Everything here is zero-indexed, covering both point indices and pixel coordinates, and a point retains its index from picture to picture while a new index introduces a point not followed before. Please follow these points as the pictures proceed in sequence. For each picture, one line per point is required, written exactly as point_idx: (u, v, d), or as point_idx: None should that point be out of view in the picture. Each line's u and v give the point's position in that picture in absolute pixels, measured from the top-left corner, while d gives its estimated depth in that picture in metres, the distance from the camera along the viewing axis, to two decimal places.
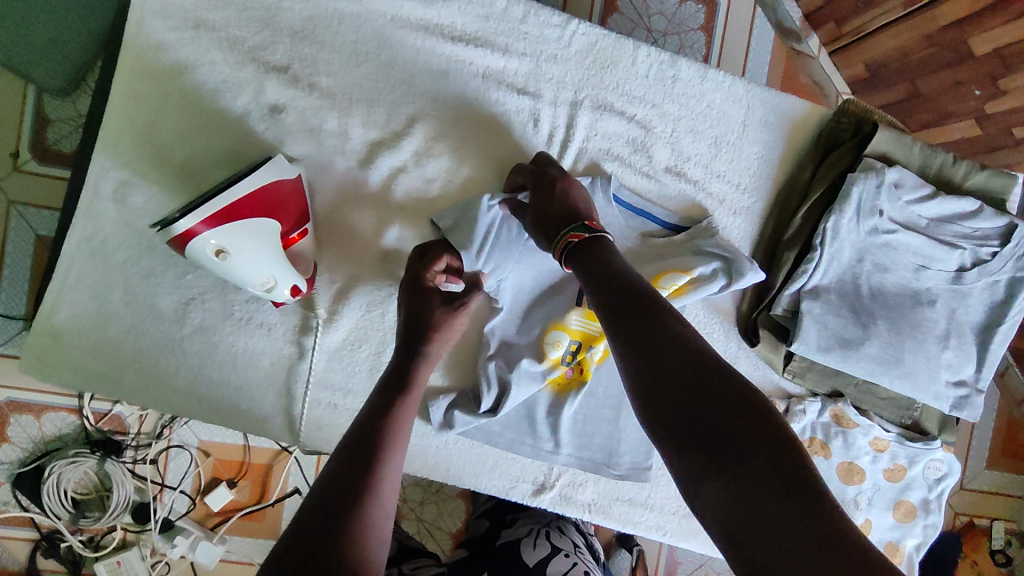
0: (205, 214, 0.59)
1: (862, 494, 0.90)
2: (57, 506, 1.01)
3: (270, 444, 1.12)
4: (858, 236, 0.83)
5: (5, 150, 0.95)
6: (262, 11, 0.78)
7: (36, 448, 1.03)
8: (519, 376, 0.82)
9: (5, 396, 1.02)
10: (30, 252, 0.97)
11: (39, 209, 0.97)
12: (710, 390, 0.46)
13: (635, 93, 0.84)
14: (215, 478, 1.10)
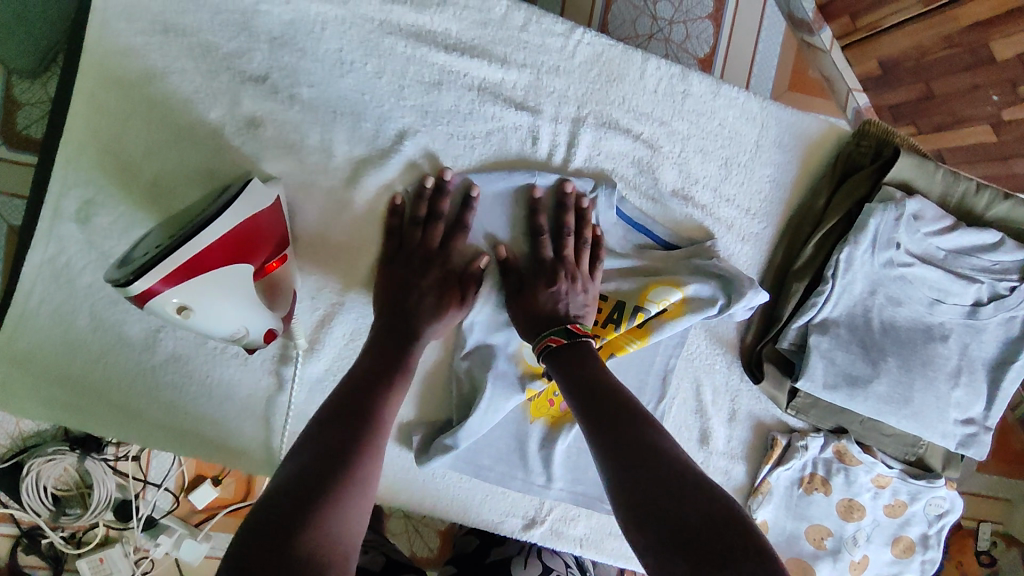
0: (163, 273, 0.54)
1: (862, 530, 0.86)
2: (36, 503, 0.96)
3: None
4: (872, 268, 0.78)
5: None
6: (237, 14, 0.71)
7: (14, 444, 0.97)
8: (502, 392, 0.77)
9: None
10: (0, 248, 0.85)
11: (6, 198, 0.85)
12: (692, 493, 0.50)
13: (642, 109, 0.78)
14: (199, 476, 1.07)
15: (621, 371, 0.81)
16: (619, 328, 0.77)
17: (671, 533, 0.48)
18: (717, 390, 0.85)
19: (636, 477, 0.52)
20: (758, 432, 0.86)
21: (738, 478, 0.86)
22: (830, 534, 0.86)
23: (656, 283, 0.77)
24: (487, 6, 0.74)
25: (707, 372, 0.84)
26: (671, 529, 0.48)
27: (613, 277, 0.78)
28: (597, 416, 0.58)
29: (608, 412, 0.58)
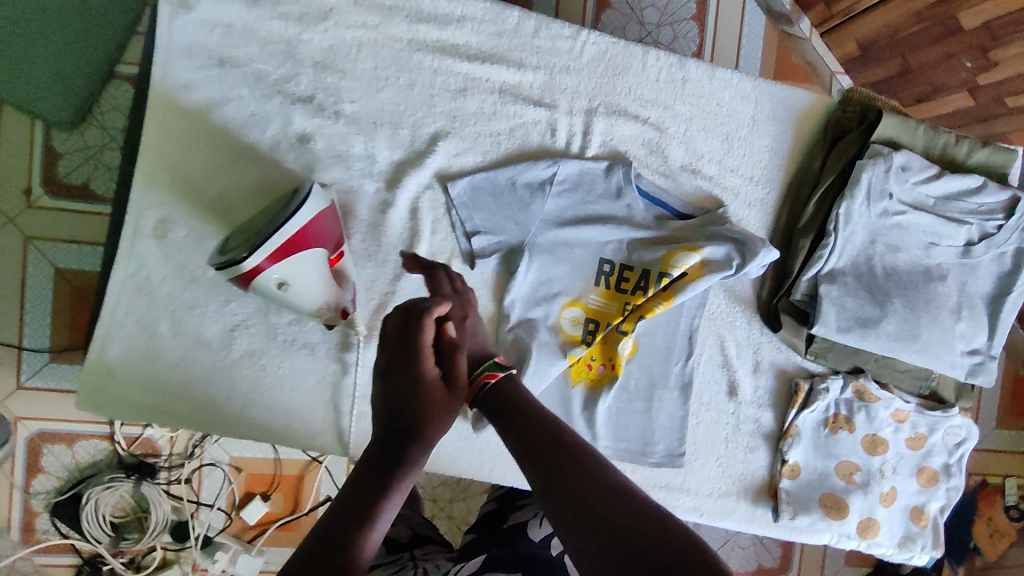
0: (266, 251, 0.64)
1: (887, 464, 0.93)
2: (96, 530, 1.05)
3: (300, 455, 1.16)
4: (869, 219, 0.86)
5: (20, 188, 1.03)
6: (283, 45, 0.80)
7: (71, 475, 1.08)
8: (546, 359, 0.85)
9: (36, 428, 1.07)
10: (50, 283, 1.05)
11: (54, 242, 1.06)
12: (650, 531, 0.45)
13: (647, 96, 0.87)
14: (248, 493, 1.14)
15: (650, 332, 0.90)
16: (647, 294, 0.87)
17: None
18: (739, 345, 0.92)
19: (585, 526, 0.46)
20: (782, 380, 0.94)
21: (767, 423, 0.93)
22: (858, 469, 0.93)
23: (676, 249, 0.86)
24: (501, 18, 0.84)
25: (729, 329, 0.92)
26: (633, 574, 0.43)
27: (639, 246, 0.87)
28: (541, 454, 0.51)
29: (552, 445, 0.52)
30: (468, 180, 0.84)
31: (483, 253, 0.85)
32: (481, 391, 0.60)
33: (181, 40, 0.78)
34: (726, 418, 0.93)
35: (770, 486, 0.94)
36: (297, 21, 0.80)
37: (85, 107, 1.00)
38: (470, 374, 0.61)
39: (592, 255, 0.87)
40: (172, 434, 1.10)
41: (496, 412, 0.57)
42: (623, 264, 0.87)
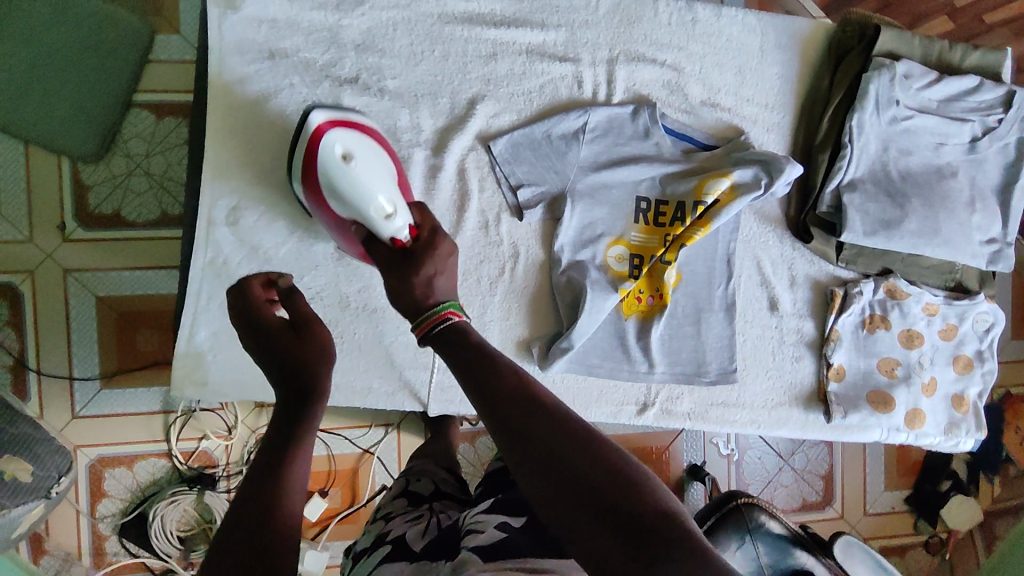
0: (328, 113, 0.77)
1: (925, 356, 1.00)
2: (166, 545, 1.14)
3: (352, 450, 1.27)
4: (880, 127, 0.94)
5: (55, 223, 1.12)
6: (325, 32, 0.87)
7: (135, 496, 1.17)
8: (599, 293, 0.90)
9: (96, 455, 1.15)
10: (92, 310, 1.13)
11: (88, 271, 1.13)
12: (619, 489, 0.47)
13: (662, 41, 0.94)
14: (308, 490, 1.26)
15: (691, 260, 0.95)
16: (685, 223, 0.93)
17: (600, 533, 0.46)
18: (774, 262, 0.99)
19: (556, 483, 0.49)
20: (817, 290, 1.00)
21: (809, 333, 1.00)
22: (899, 364, 0.99)
23: (707, 177, 0.92)
24: None
25: (763, 248, 0.99)
26: (601, 527, 0.47)
27: (671, 180, 0.93)
28: (498, 407, 0.52)
29: (507, 398, 0.52)
30: (507, 137, 0.90)
31: (530, 204, 0.91)
32: (430, 332, 0.58)
33: (233, 38, 0.84)
34: (771, 333, 0.99)
35: (819, 392, 0.99)
36: (336, 8, 0.86)
37: (108, 137, 1.10)
38: (423, 317, 0.58)
39: (629, 194, 0.93)
40: (226, 443, 1.18)
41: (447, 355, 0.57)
42: (658, 199, 0.94)
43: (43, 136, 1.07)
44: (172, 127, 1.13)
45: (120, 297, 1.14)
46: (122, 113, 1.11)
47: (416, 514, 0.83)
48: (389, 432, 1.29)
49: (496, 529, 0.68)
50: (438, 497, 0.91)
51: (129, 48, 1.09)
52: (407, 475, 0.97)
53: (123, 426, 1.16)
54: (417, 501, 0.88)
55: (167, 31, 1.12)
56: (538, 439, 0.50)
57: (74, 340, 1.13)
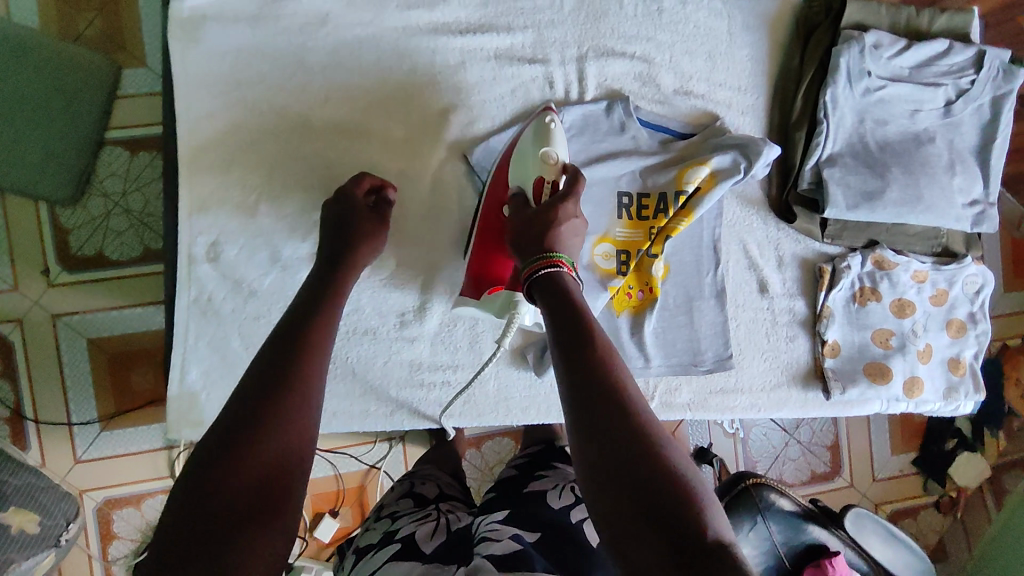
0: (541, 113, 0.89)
1: (918, 323, 1.00)
2: None
3: (357, 467, 1.27)
4: (854, 99, 0.94)
5: (38, 269, 1.11)
6: (291, 55, 0.85)
7: (145, 534, 1.17)
8: (588, 295, 0.92)
9: (103, 496, 1.15)
10: (85, 355, 1.13)
11: (79, 315, 1.13)
12: (672, 495, 0.50)
13: (629, 33, 0.94)
14: (318, 512, 1.26)
15: (678, 251, 0.96)
16: (668, 214, 0.93)
17: (642, 521, 0.50)
18: (760, 244, 0.99)
19: (612, 460, 0.53)
20: (806, 268, 1.00)
21: (801, 311, 1.00)
22: (893, 334, 1.00)
23: (686, 166, 0.92)
24: None
25: (747, 232, 0.99)
26: (644, 520, 0.50)
27: (651, 172, 0.93)
28: (577, 370, 0.58)
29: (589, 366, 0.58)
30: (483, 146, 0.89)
31: None
32: (536, 277, 0.69)
33: (197, 71, 0.83)
34: (763, 315, 0.99)
35: (816, 369, 1.00)
36: (299, 31, 0.85)
37: (81, 179, 1.09)
38: (536, 261, 0.70)
39: (610, 190, 0.93)
40: None
41: (547, 302, 0.66)
42: (640, 192, 0.94)
43: (17, 184, 1.06)
44: (148, 162, 1.12)
45: (110, 338, 1.14)
46: (95, 154, 1.09)
47: (424, 513, 0.85)
48: (393, 446, 1.29)
49: (510, 539, 0.69)
50: (443, 500, 0.93)
51: (94, 85, 1.07)
52: (411, 478, 0.99)
53: (125, 466, 1.15)
54: (423, 502, 0.90)
55: (132, 65, 1.11)
56: (607, 414, 0.55)
57: (70, 387, 1.13)
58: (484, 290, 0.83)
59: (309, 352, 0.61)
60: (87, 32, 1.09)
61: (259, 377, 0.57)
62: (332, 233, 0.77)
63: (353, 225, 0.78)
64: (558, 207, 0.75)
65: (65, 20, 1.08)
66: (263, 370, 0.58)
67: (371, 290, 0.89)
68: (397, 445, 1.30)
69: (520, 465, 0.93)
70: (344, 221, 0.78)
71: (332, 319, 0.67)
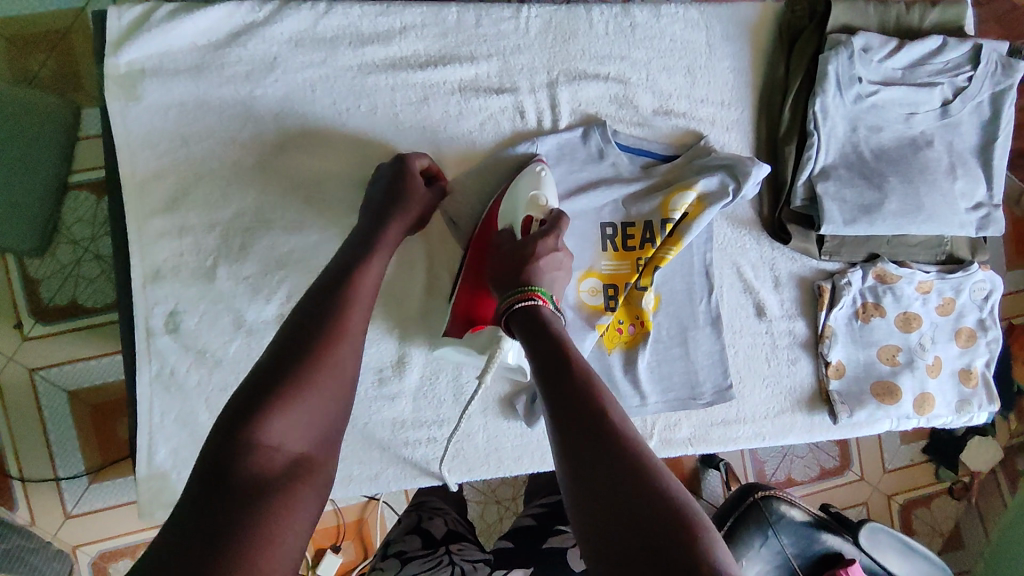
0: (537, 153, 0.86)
1: (925, 336, 0.95)
2: None
3: (355, 501, 1.22)
4: (846, 107, 0.88)
5: (11, 322, 1.06)
6: (238, 106, 0.80)
7: None
8: (576, 336, 0.86)
9: (94, 551, 1.10)
10: (67, 408, 1.08)
11: (58, 367, 1.08)
12: (671, 525, 0.45)
13: (602, 53, 0.88)
14: (319, 548, 1.22)
15: (668, 280, 0.90)
16: (656, 243, 0.87)
17: (635, 550, 0.44)
18: (755, 265, 0.94)
19: (604, 485, 0.47)
20: (804, 287, 0.95)
21: (802, 332, 0.95)
22: (899, 350, 0.95)
23: (672, 191, 0.86)
24: (442, 18, 0.83)
25: (741, 253, 0.94)
26: (637, 556, 0.44)
27: (634, 200, 0.88)
28: (562, 393, 0.54)
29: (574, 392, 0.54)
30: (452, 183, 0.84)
31: None
32: (512, 310, 0.65)
33: (138, 131, 0.77)
34: (762, 339, 0.94)
35: (821, 392, 0.95)
36: (247, 79, 0.79)
37: (46, 230, 1.03)
38: (512, 295, 0.66)
39: (593, 222, 0.88)
40: None
41: (523, 337, 0.62)
42: (624, 222, 0.88)
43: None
44: None
45: (90, 389, 1.09)
46: (60, 201, 1.05)
47: (433, 560, 0.78)
48: None
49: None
50: (453, 539, 0.85)
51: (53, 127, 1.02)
52: (420, 510, 0.92)
53: (115, 518, 1.11)
54: (431, 543, 0.83)
55: (90, 105, 1.06)
56: (597, 435, 0.50)
57: (53, 441, 1.08)
58: (468, 328, 0.78)
59: (346, 317, 0.60)
60: (40, 73, 1.04)
61: (293, 338, 0.57)
62: (378, 200, 0.75)
63: (405, 193, 0.75)
64: (535, 242, 0.71)
65: (16, 62, 1.03)
66: (278, 358, 0.56)
67: None
68: None
69: (537, 514, 0.90)
70: (400, 184, 0.75)
71: (375, 283, 0.66)
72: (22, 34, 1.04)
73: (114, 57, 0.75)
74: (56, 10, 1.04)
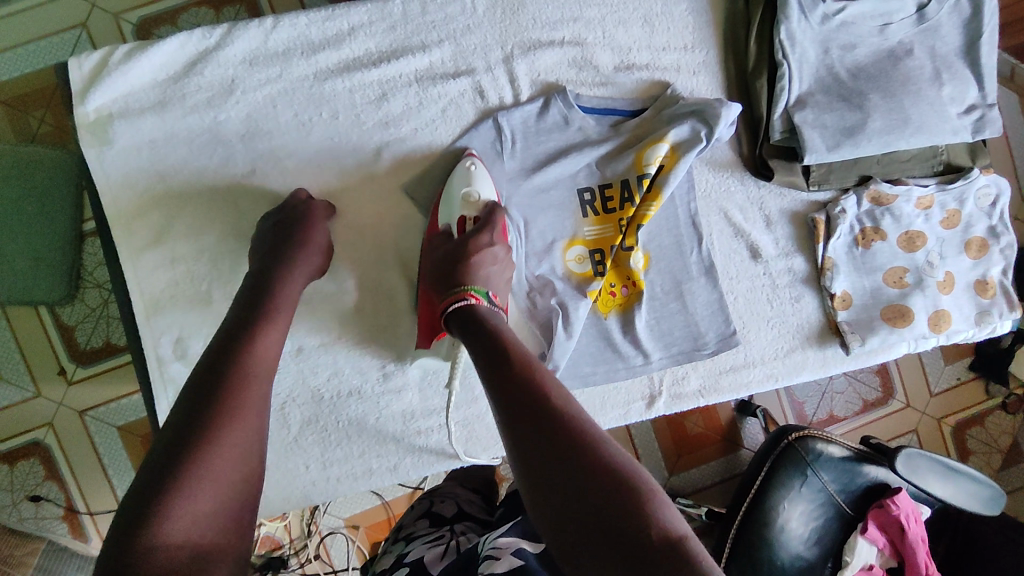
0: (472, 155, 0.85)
1: (933, 253, 0.92)
2: None
3: (402, 492, 1.27)
4: (814, 30, 0.85)
5: (56, 370, 1.12)
6: (205, 134, 0.82)
7: None
8: (567, 305, 0.85)
9: None
10: (120, 442, 1.15)
11: (106, 406, 1.14)
12: (620, 498, 0.46)
13: (553, 19, 0.87)
14: (375, 541, 1.27)
15: (655, 236, 0.89)
16: (636, 202, 0.86)
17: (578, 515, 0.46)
18: (743, 208, 0.92)
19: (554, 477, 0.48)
20: (798, 221, 0.93)
21: (801, 268, 0.93)
22: (906, 271, 0.92)
23: (644, 146, 0.85)
24: (388, 11, 0.83)
25: (727, 197, 0.92)
26: (592, 539, 0.45)
27: (607, 161, 0.87)
28: (502, 388, 0.55)
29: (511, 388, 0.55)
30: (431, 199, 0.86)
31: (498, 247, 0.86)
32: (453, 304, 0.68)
33: (117, 174, 0.80)
34: (761, 282, 0.93)
35: (830, 325, 0.93)
36: (209, 106, 0.81)
37: (72, 280, 1.10)
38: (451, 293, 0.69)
39: (569, 190, 0.87)
40: (286, 523, 1.23)
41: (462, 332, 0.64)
42: (600, 184, 0.88)
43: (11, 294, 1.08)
44: None
45: (136, 422, 1.15)
46: (79, 249, 1.10)
47: (437, 535, 0.88)
48: None
49: (513, 554, 0.67)
50: (459, 518, 0.96)
51: (62, 181, 1.07)
52: (430, 497, 1.02)
53: None
54: (438, 522, 0.93)
55: None
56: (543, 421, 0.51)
57: (113, 474, 1.15)
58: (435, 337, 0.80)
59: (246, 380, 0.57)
60: (40, 130, 1.09)
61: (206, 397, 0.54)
62: (273, 242, 0.75)
63: (305, 239, 0.76)
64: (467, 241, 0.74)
65: (16, 123, 1.08)
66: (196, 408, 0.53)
67: (346, 349, 0.86)
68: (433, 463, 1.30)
69: None
70: (293, 232, 0.76)
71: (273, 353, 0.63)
72: (17, 95, 1.08)
73: (83, 106, 0.78)
74: (43, 68, 1.09)
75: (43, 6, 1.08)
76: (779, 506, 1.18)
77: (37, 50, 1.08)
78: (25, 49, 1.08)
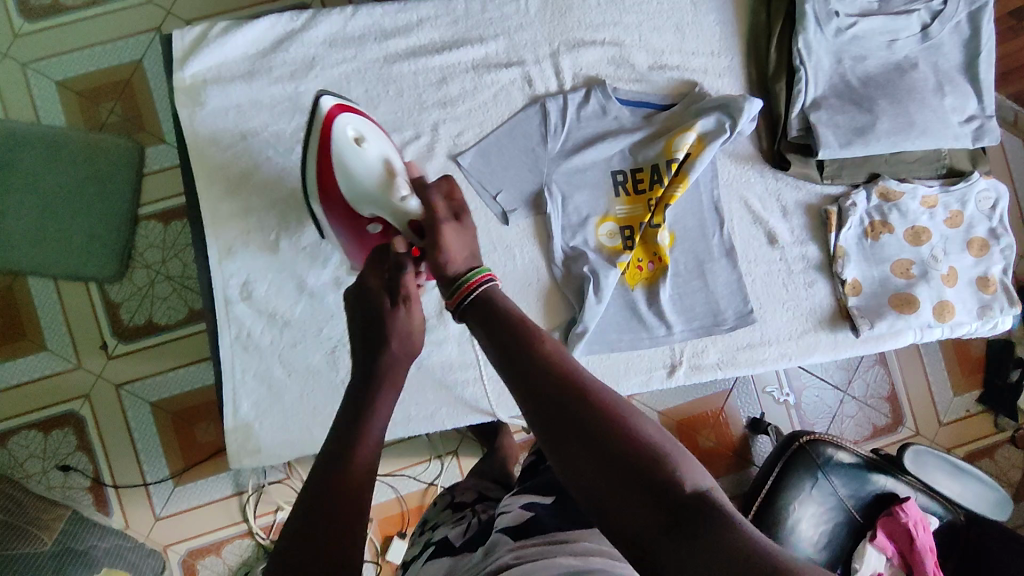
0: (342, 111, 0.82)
1: (937, 248, 0.99)
2: None
3: (417, 487, 1.31)
4: (828, 41, 0.96)
5: (97, 344, 1.17)
6: (286, 101, 0.92)
7: None
8: (600, 272, 0.93)
9: (185, 548, 1.17)
10: (151, 420, 1.18)
11: (141, 382, 1.18)
12: (640, 451, 0.45)
13: (595, 21, 0.98)
14: (387, 535, 1.30)
15: (681, 218, 0.98)
16: (664, 183, 0.95)
17: (612, 485, 0.44)
18: (762, 198, 1.01)
19: (581, 452, 0.45)
20: (812, 213, 1.01)
21: (815, 255, 1.01)
22: (913, 263, 0.99)
23: (673, 135, 0.95)
24: (452, 8, 0.95)
25: (747, 187, 1.01)
26: (619, 490, 0.44)
27: (640, 147, 0.96)
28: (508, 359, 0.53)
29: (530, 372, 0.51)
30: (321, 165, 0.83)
31: (511, 207, 0.95)
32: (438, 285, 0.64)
33: (204, 131, 0.90)
34: (777, 267, 1.00)
35: (841, 310, 1.00)
36: (291, 78, 0.92)
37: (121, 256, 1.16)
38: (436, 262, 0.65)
39: (604, 171, 0.97)
40: None
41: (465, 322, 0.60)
42: (633, 168, 0.97)
43: (66, 269, 1.14)
44: (180, 229, 1.19)
45: (171, 398, 1.18)
46: (132, 229, 1.17)
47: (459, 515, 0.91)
48: (447, 462, 1.33)
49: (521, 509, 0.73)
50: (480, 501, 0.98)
51: (120, 169, 1.16)
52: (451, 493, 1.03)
53: (206, 515, 1.18)
54: (460, 506, 0.96)
55: (152, 144, 1.19)
56: (560, 398, 0.48)
57: (140, 449, 1.17)
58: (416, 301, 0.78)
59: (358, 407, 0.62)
60: (108, 120, 1.17)
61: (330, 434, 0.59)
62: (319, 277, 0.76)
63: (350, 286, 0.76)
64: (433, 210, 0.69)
65: (88, 113, 1.17)
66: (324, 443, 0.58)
67: None
68: (449, 461, 1.34)
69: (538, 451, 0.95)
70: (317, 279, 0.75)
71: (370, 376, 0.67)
72: (89, 88, 1.17)
73: (181, 71, 0.89)
74: (116, 65, 1.18)
75: (124, 10, 1.18)
76: (791, 507, 1.20)
77: (113, 50, 1.18)
78: (102, 48, 1.18)
